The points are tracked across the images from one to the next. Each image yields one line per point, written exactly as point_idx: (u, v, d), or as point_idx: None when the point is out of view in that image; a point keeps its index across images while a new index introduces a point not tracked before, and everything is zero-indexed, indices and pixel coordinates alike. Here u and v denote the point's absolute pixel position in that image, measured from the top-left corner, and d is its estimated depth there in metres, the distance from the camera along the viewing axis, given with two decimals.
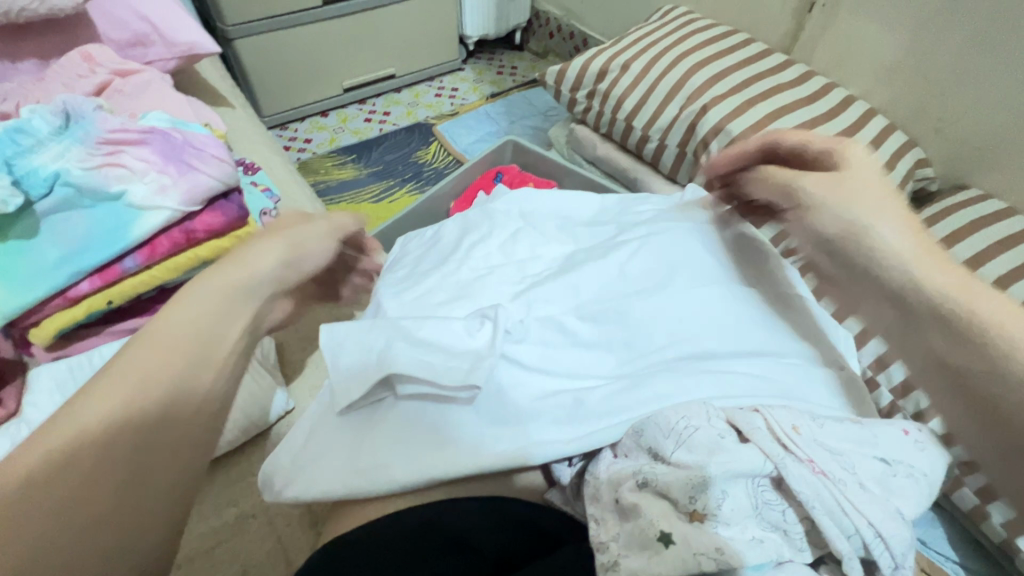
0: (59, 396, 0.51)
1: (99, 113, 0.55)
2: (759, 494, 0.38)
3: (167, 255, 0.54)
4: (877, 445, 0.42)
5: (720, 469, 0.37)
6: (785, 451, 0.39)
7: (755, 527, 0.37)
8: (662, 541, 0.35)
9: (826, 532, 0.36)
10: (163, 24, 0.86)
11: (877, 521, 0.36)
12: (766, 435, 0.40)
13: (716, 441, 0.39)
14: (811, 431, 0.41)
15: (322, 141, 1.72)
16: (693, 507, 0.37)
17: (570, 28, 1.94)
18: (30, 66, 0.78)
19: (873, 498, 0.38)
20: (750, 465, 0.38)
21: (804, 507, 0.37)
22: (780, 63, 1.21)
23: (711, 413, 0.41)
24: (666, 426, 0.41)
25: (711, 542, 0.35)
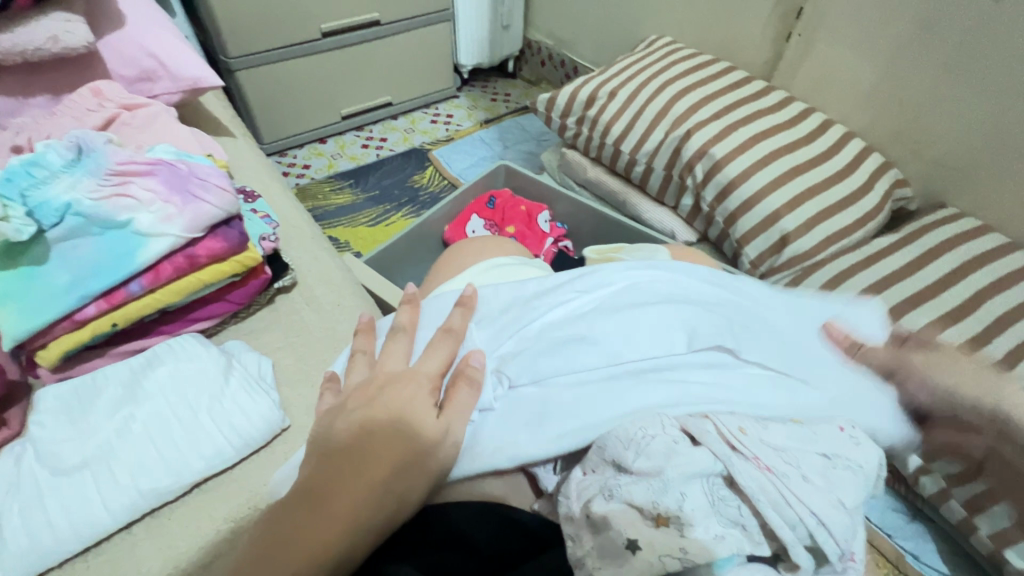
0: (64, 418, 0.53)
1: (109, 148, 0.58)
2: (714, 491, 0.40)
3: (170, 279, 0.57)
4: (819, 442, 0.45)
5: (676, 473, 0.40)
6: (732, 450, 0.42)
7: (716, 524, 0.39)
8: (630, 548, 0.37)
9: (771, 524, 0.39)
10: (168, 59, 0.90)
11: (817, 510, 0.39)
12: (716, 437, 0.43)
13: (671, 447, 0.42)
14: (757, 432, 0.44)
15: (320, 167, 1.77)
16: (656, 511, 0.39)
17: (561, 56, 2.01)
18: (41, 101, 0.82)
19: (815, 489, 0.41)
20: (702, 466, 0.41)
21: (753, 502, 0.40)
22: (761, 89, 1.27)
23: (664, 420, 0.44)
24: (625, 437, 0.43)
25: (676, 545, 0.37)
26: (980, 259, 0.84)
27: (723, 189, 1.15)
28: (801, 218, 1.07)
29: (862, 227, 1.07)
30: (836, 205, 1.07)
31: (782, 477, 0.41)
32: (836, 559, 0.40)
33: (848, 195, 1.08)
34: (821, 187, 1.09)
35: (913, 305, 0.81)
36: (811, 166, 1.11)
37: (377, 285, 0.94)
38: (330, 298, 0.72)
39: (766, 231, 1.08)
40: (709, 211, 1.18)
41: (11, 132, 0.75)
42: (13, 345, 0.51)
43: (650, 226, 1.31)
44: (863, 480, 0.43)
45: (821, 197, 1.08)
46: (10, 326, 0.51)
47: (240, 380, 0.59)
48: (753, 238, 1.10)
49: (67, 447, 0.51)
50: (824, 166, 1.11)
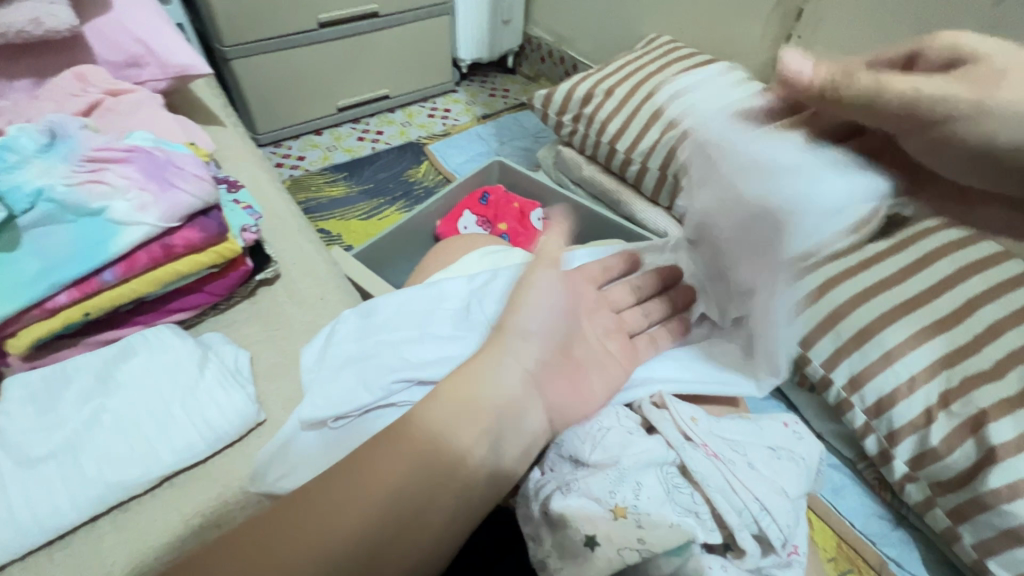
0: (31, 408, 0.52)
1: (85, 133, 0.57)
2: (668, 479, 0.42)
3: (145, 268, 0.56)
4: (764, 436, 0.47)
5: (631, 460, 0.42)
6: (685, 440, 0.44)
7: (670, 511, 0.39)
8: (589, 544, 0.38)
9: (719, 509, 0.40)
10: (157, 45, 0.89)
11: (759, 495, 0.41)
12: (672, 427, 0.45)
13: (625, 437, 0.44)
14: (707, 424, 0.46)
15: (315, 159, 1.76)
16: (613, 501, 0.39)
17: (561, 53, 1.99)
18: (24, 84, 0.80)
19: (760, 477, 0.42)
20: (655, 454, 0.43)
21: (703, 486, 0.41)
22: (759, 90, 1.26)
23: (619, 415, 0.47)
24: (583, 433, 0.45)
25: (633, 534, 0.38)
26: None
27: None
28: None
29: None
30: None
31: (727, 462, 0.43)
32: (782, 545, 0.40)
33: None
34: None
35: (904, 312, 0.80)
36: None
37: (364, 280, 0.93)
38: (314, 291, 0.71)
39: None
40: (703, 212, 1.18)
41: None
42: None
43: (644, 226, 1.30)
44: (803, 471, 0.45)
45: None
46: None
47: (216, 372, 0.58)
48: None
49: (33, 437, 0.50)
50: None
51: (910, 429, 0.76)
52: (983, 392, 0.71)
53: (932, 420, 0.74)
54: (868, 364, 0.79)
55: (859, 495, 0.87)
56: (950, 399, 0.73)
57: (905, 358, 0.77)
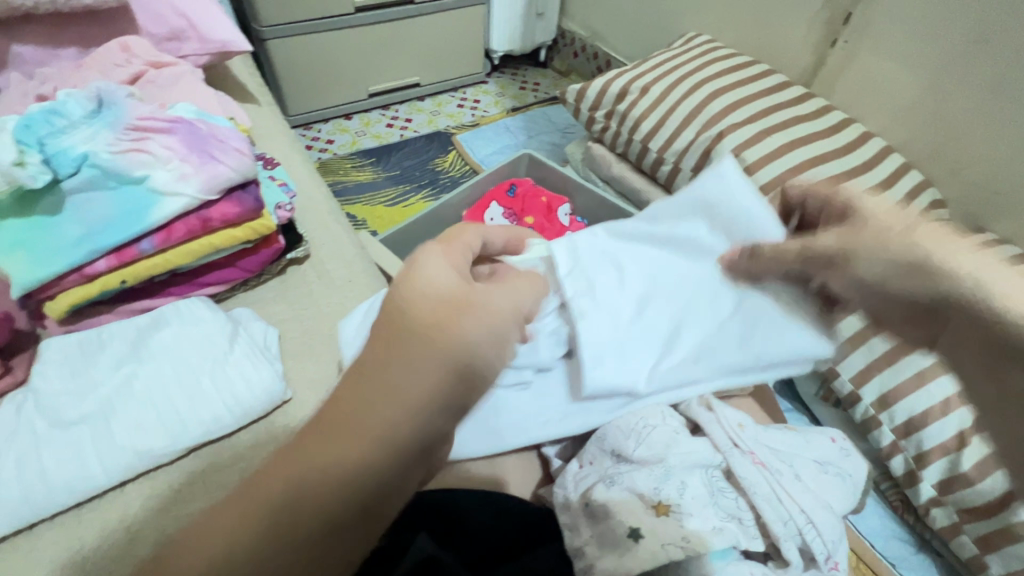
0: (66, 370, 0.53)
1: (130, 101, 0.57)
2: (713, 481, 0.42)
3: (182, 240, 0.56)
4: (811, 449, 0.47)
5: (677, 460, 0.42)
6: (732, 445, 0.45)
7: (713, 515, 0.39)
8: (632, 536, 0.37)
9: (765, 518, 0.40)
10: (199, 20, 0.89)
11: (807, 507, 0.41)
12: (721, 430, 0.46)
13: (672, 437, 0.44)
14: (754, 432, 0.47)
15: (343, 143, 1.76)
16: (657, 499, 0.39)
17: (594, 49, 1.97)
18: (71, 53, 0.82)
19: (806, 489, 0.43)
20: (702, 456, 0.43)
21: (748, 493, 0.41)
22: (799, 94, 1.23)
23: (667, 412, 0.47)
24: (627, 428, 0.46)
25: (677, 532, 0.37)
26: None
27: None
28: None
29: None
30: None
31: (776, 472, 0.43)
32: (826, 562, 0.40)
33: None
34: None
35: None
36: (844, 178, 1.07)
37: (391, 266, 0.93)
38: (341, 274, 0.70)
39: None
40: None
41: (40, 81, 0.75)
42: (21, 293, 0.51)
43: None
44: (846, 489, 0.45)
45: None
46: (21, 274, 0.50)
47: (244, 347, 0.58)
48: None
49: (67, 400, 0.51)
50: (859, 179, 1.07)
51: (941, 451, 0.74)
52: None
53: (967, 445, 0.72)
54: (900, 382, 0.77)
55: (882, 516, 0.84)
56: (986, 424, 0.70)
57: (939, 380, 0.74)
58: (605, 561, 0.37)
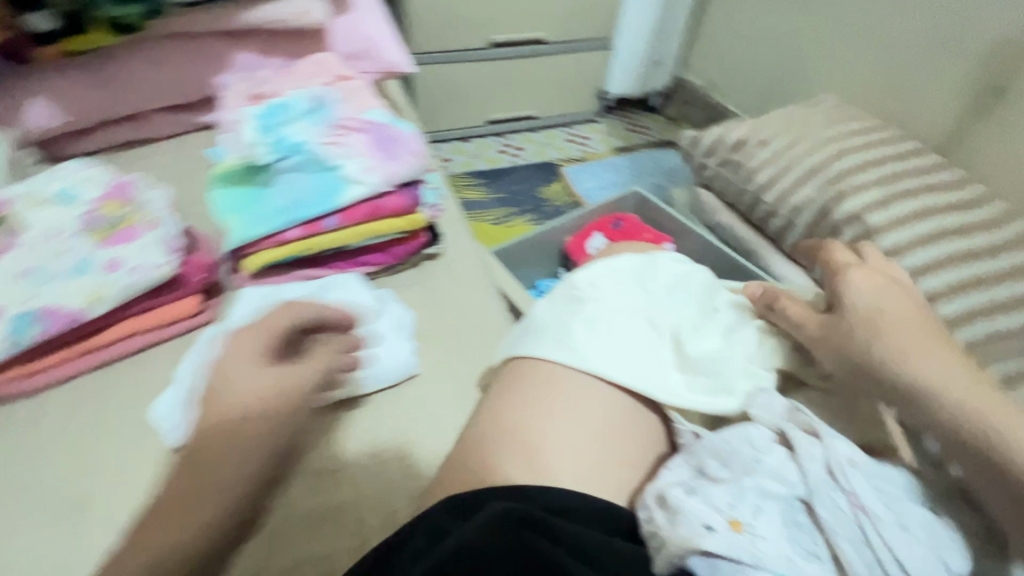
0: (253, 314, 0.64)
1: (336, 104, 0.69)
2: (790, 515, 0.40)
3: (356, 222, 0.66)
4: (919, 515, 0.40)
5: (758, 483, 0.41)
6: (826, 478, 0.41)
7: (789, 548, 0.39)
8: (709, 528, 0.39)
9: (842, 555, 0.38)
10: (376, 43, 1.03)
11: (905, 560, 0.37)
12: (819, 464, 0.41)
13: (752, 462, 0.42)
14: (864, 468, 0.42)
15: (459, 162, 1.91)
16: (730, 514, 0.40)
17: (710, 99, 2.00)
18: (276, 62, 0.99)
19: (909, 541, 0.38)
20: (783, 484, 0.41)
21: (828, 534, 0.39)
22: (933, 164, 1.19)
23: (753, 434, 0.44)
24: (717, 446, 0.44)
25: (744, 549, 0.38)
26: None
27: None
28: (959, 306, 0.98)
29: None
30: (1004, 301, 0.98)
31: (876, 519, 0.39)
32: None
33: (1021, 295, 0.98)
34: (991, 279, 1.00)
35: None
36: (981, 254, 1.03)
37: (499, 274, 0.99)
38: (465, 274, 0.78)
39: None
40: None
41: (254, 84, 0.92)
42: (234, 247, 0.62)
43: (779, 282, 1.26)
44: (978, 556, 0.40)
45: (991, 289, 0.99)
46: (239, 230, 0.62)
47: (387, 324, 0.67)
48: None
49: (255, 336, 0.61)
50: (996, 258, 1.02)
51: None
52: None
53: None
54: None
55: None
56: None
57: None
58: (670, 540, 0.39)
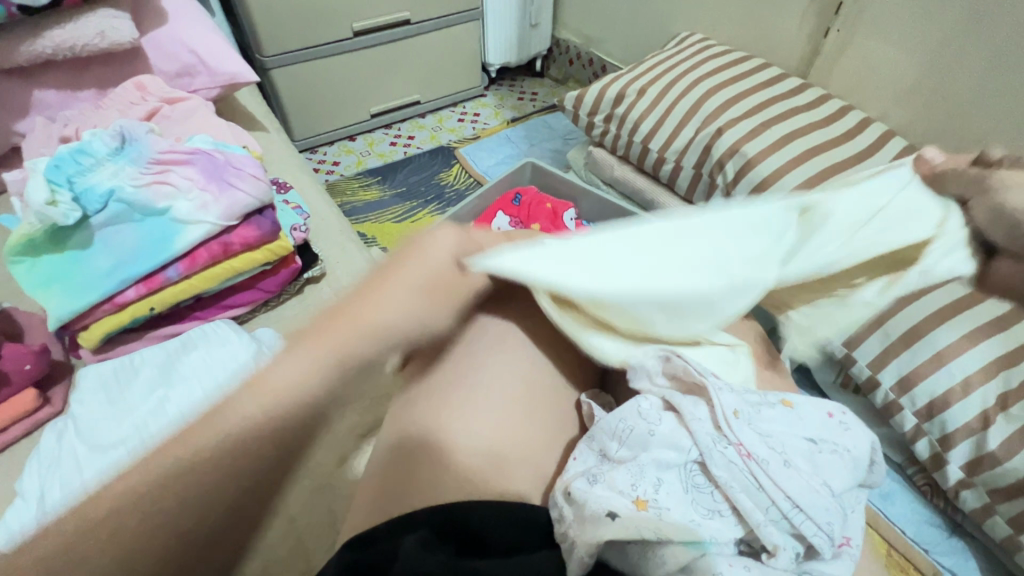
0: (102, 398, 0.56)
1: (150, 137, 0.61)
2: (689, 478, 0.42)
3: (205, 265, 0.59)
4: (807, 427, 0.45)
5: (653, 458, 0.42)
6: (716, 435, 0.43)
7: (692, 513, 0.40)
8: (609, 516, 0.39)
9: (739, 506, 0.40)
10: (207, 54, 0.92)
11: (794, 494, 0.40)
12: (704, 424, 0.43)
13: (644, 437, 0.43)
14: (747, 416, 0.44)
15: (349, 164, 1.80)
16: (636, 494, 0.40)
17: (589, 54, 1.99)
18: (89, 95, 0.86)
19: (795, 473, 0.41)
20: (674, 453, 0.42)
21: (726, 489, 0.40)
22: (796, 86, 1.25)
23: (642, 405, 0.45)
24: (608, 428, 0.45)
25: (652, 527, 0.38)
26: None
27: (755, 187, 1.13)
28: None
29: None
30: None
31: (762, 462, 0.41)
32: (829, 550, 0.39)
33: None
34: None
35: (956, 312, 0.86)
36: (848, 164, 1.09)
37: None
38: None
39: None
40: None
41: (62, 125, 0.79)
42: (58, 325, 0.53)
43: None
44: (852, 466, 0.43)
45: None
46: (58, 306, 0.53)
47: (266, 360, 0.59)
48: None
49: (104, 424, 0.54)
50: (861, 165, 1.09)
51: (967, 432, 0.83)
52: None
53: (990, 424, 0.82)
54: (920, 362, 0.87)
55: (911, 501, 0.95)
56: (1009, 401, 0.80)
57: (958, 359, 0.84)
58: (582, 535, 0.40)
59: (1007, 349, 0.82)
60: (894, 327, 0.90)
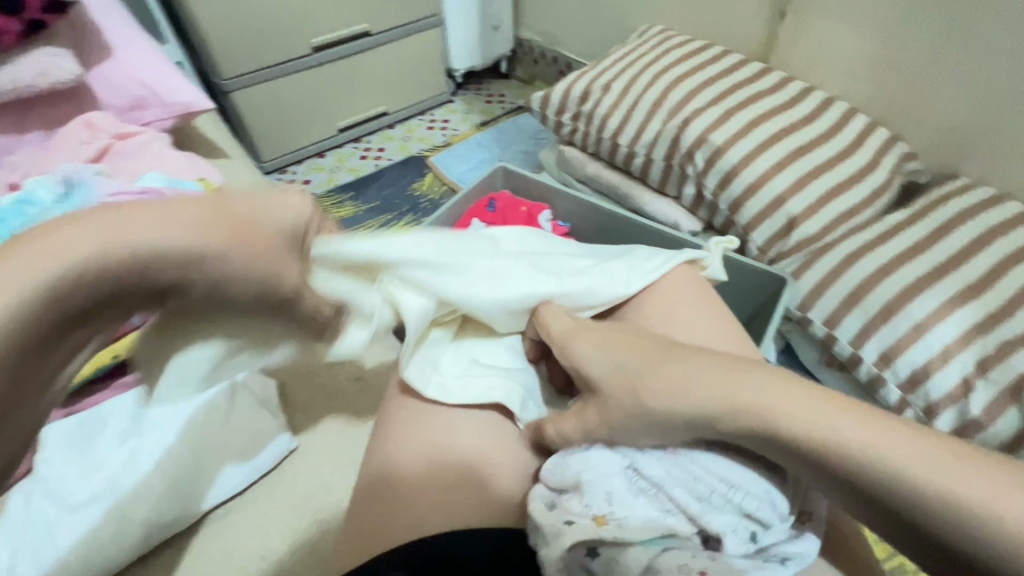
0: (68, 454, 0.57)
1: (96, 182, 0.63)
2: (634, 483, 0.46)
3: None
4: None
5: (591, 473, 0.46)
6: (646, 439, 0.48)
7: (644, 513, 0.44)
8: (568, 523, 0.43)
9: (682, 500, 0.44)
10: (156, 84, 0.90)
11: (727, 476, 0.45)
12: (628, 429, 0.48)
13: (583, 451, 0.47)
14: None
15: (320, 181, 1.76)
16: (593, 512, 0.44)
17: (553, 53, 1.98)
18: (35, 136, 0.83)
19: (724, 457, 0.46)
20: (610, 463, 0.46)
21: (668, 487, 0.45)
22: (758, 71, 1.25)
23: (573, 425, 0.50)
24: (552, 449, 0.49)
25: (610, 537, 0.42)
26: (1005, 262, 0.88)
27: (725, 175, 1.13)
28: (807, 199, 1.06)
29: (873, 204, 1.07)
30: (841, 184, 1.07)
31: (691, 454, 0.46)
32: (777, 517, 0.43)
33: (854, 174, 1.08)
34: (828, 165, 1.08)
35: (926, 285, 0.89)
36: (815, 144, 1.11)
37: None
38: None
39: (772, 215, 1.08)
40: (712, 199, 1.17)
41: (8, 171, 0.76)
42: None
43: (654, 218, 1.28)
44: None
45: (826, 176, 1.07)
46: None
47: (246, 403, 0.65)
48: (761, 223, 1.09)
49: (76, 482, 0.56)
50: (827, 145, 1.11)
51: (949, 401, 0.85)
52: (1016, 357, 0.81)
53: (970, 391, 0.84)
54: (899, 336, 0.89)
55: None
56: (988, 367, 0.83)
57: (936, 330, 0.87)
58: (550, 554, 0.43)
59: (980, 317, 0.85)
60: (870, 303, 0.93)
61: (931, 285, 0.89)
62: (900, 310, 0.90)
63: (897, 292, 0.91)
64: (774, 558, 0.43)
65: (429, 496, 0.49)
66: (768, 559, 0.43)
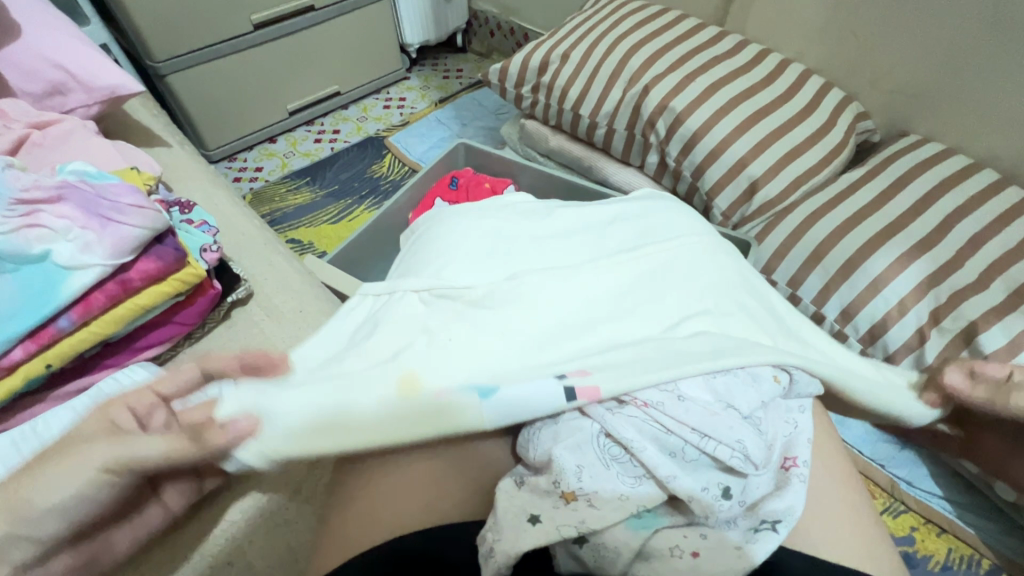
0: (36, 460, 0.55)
1: (12, 176, 0.62)
2: (606, 452, 0.45)
3: (100, 308, 0.60)
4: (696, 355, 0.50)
5: (577, 465, 0.44)
6: (617, 404, 0.47)
7: (622, 486, 0.44)
8: (531, 521, 0.42)
9: (649, 463, 0.44)
10: (77, 68, 0.83)
11: (696, 424, 0.46)
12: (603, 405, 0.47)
13: (586, 440, 0.46)
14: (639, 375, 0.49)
15: (273, 168, 1.67)
16: (562, 489, 0.44)
17: (510, 24, 1.91)
18: None
19: (699, 408, 0.47)
20: (648, 496, 0.44)
21: (664, 481, 0.44)
22: (715, 35, 1.25)
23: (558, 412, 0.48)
24: (551, 435, 0.47)
25: (576, 520, 0.42)
26: (956, 214, 0.90)
27: (687, 142, 1.12)
28: (768, 163, 1.07)
29: (830, 163, 1.08)
30: (801, 146, 1.07)
31: (656, 407, 0.47)
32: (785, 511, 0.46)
33: (811, 135, 1.09)
34: (788, 127, 1.09)
35: (881, 241, 0.92)
36: (774, 106, 1.11)
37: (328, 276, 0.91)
38: (291, 305, 0.75)
39: (734, 179, 1.08)
40: (676, 166, 1.16)
41: None
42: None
43: (618, 189, 1.27)
44: (747, 378, 0.50)
45: (787, 138, 1.08)
46: None
47: None
48: (724, 188, 1.09)
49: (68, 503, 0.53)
50: (783, 107, 1.11)
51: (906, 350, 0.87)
52: (968, 305, 0.83)
53: (926, 340, 0.86)
54: (858, 292, 0.92)
55: (863, 422, 1.00)
56: (940, 317, 0.85)
57: (893, 284, 0.89)
58: (502, 542, 0.42)
59: (933, 269, 0.87)
60: (831, 262, 0.95)
61: (886, 242, 0.92)
62: (859, 267, 0.92)
63: (854, 250, 0.93)
64: (765, 522, 0.45)
65: (415, 496, 0.48)
66: (761, 527, 0.45)
